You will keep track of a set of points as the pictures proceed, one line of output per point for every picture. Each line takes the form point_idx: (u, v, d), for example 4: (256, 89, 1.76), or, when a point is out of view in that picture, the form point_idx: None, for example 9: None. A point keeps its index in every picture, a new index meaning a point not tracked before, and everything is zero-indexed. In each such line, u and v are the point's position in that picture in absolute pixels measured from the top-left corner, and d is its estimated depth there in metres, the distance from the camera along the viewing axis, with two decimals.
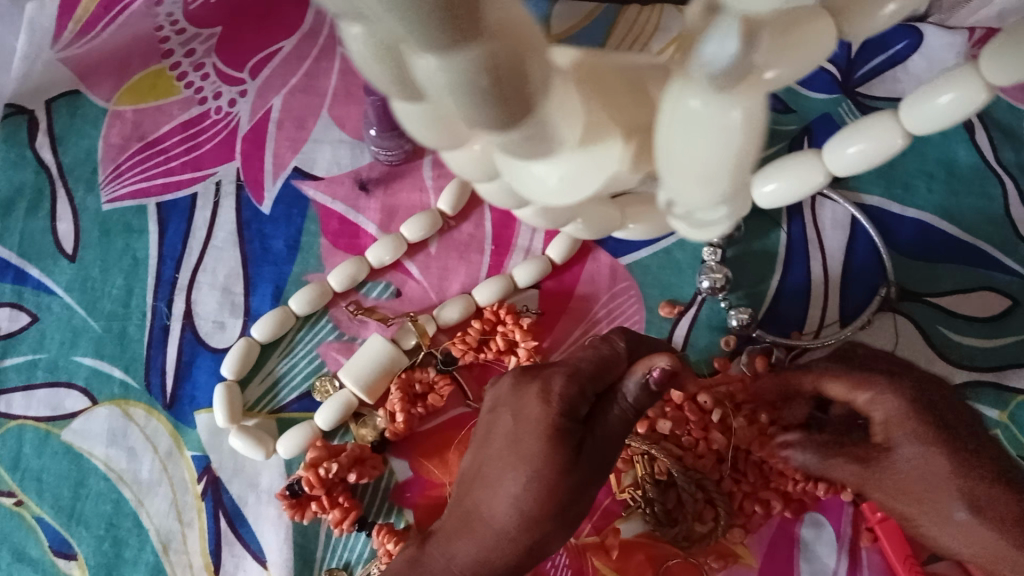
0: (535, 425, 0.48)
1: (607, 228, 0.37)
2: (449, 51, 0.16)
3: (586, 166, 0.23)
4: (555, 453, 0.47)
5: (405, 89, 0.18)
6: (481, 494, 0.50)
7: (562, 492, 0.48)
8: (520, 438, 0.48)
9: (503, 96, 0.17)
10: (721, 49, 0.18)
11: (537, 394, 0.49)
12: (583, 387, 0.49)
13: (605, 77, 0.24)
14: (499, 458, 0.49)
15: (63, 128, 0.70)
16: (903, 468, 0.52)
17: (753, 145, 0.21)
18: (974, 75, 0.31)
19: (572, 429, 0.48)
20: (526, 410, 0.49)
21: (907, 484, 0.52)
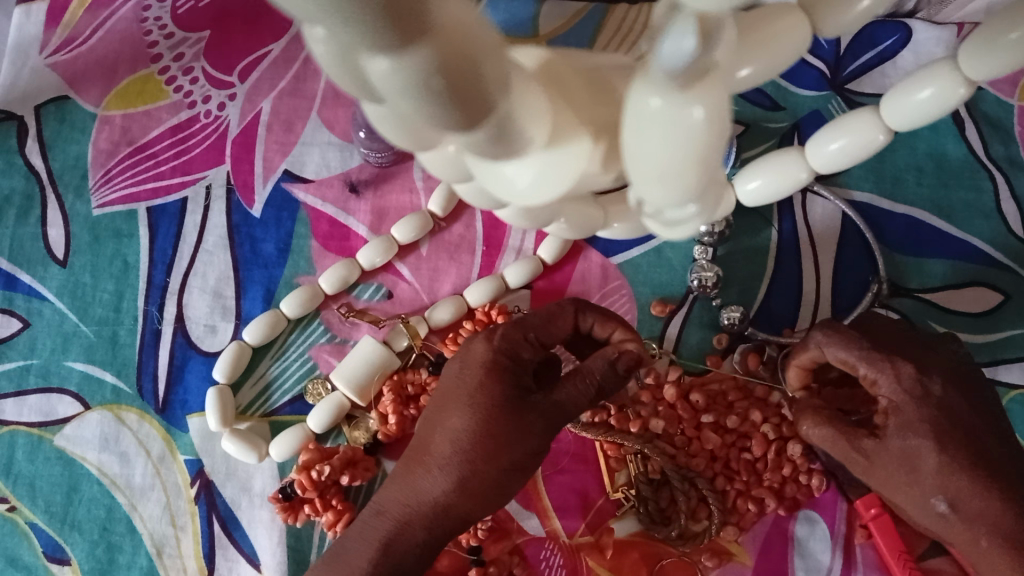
0: (477, 363, 0.49)
1: (590, 227, 0.37)
2: (400, 52, 0.16)
3: (553, 168, 0.23)
4: (464, 382, 0.49)
5: (365, 91, 0.18)
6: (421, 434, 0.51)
7: (448, 397, 0.50)
8: (451, 378, 0.50)
9: (459, 95, 0.17)
10: (678, 46, 0.18)
11: (481, 337, 0.50)
12: (525, 334, 0.50)
13: (576, 78, 0.24)
14: (444, 400, 0.50)
15: (52, 134, 0.70)
16: (932, 461, 0.46)
17: (717, 140, 0.21)
18: (952, 70, 0.31)
19: (514, 371, 0.49)
20: (472, 353, 0.50)
21: (908, 475, 0.47)
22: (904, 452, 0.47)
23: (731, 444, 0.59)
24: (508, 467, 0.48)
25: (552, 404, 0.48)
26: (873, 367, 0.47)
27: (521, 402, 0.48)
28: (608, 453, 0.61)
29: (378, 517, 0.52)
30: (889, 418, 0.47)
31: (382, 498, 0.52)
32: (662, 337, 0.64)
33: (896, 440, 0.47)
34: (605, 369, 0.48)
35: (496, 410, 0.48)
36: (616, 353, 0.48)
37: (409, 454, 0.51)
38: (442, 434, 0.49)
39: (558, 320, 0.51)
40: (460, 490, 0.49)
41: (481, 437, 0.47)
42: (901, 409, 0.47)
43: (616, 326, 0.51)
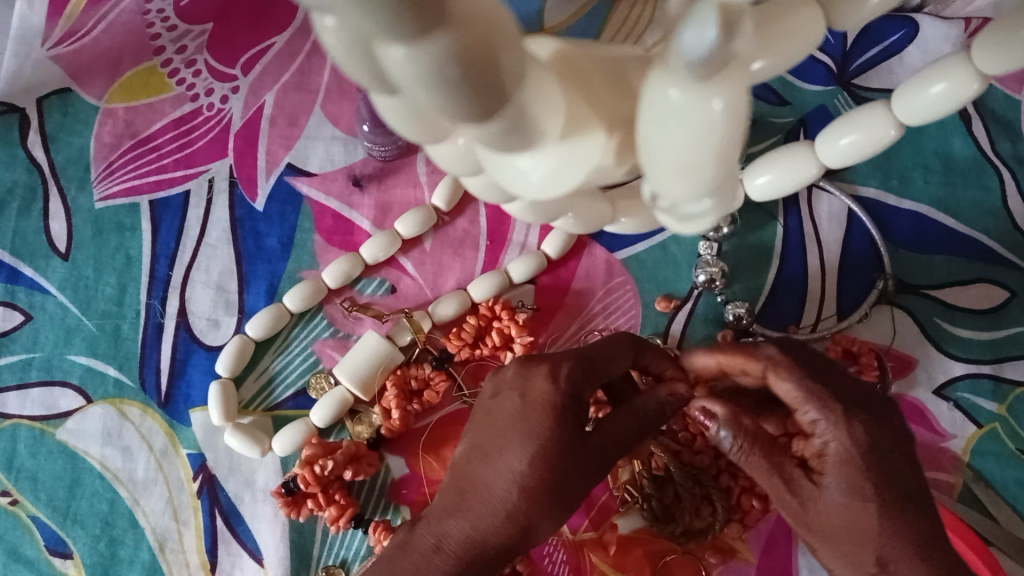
0: (541, 403, 0.47)
1: (597, 222, 0.37)
2: (418, 41, 0.16)
3: (567, 160, 0.23)
4: (529, 420, 0.47)
5: (378, 79, 0.18)
6: (474, 466, 0.49)
7: (501, 431, 0.48)
8: (500, 409, 0.49)
9: (476, 85, 0.17)
10: (699, 37, 0.17)
11: (544, 373, 0.48)
12: (589, 374, 0.48)
13: (589, 70, 0.24)
14: (502, 436, 0.48)
15: (55, 126, 0.69)
16: (874, 520, 0.44)
17: (735, 133, 0.21)
18: (966, 64, 0.31)
19: (574, 411, 0.47)
20: (533, 388, 0.48)
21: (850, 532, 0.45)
22: (845, 509, 0.44)
23: None
24: (565, 508, 0.48)
25: (607, 443, 0.48)
26: (821, 410, 0.45)
27: (584, 440, 0.47)
28: None
29: (439, 554, 0.49)
30: (828, 465, 0.45)
31: (439, 533, 0.49)
32: (666, 333, 0.63)
33: (834, 492, 0.45)
34: (655, 408, 0.49)
35: (560, 453, 0.46)
36: (670, 394, 0.49)
37: (454, 485, 0.50)
38: (496, 473, 0.48)
39: (619, 358, 0.49)
40: (521, 532, 0.47)
41: (543, 480, 0.46)
42: (847, 463, 0.44)
43: (670, 365, 0.51)
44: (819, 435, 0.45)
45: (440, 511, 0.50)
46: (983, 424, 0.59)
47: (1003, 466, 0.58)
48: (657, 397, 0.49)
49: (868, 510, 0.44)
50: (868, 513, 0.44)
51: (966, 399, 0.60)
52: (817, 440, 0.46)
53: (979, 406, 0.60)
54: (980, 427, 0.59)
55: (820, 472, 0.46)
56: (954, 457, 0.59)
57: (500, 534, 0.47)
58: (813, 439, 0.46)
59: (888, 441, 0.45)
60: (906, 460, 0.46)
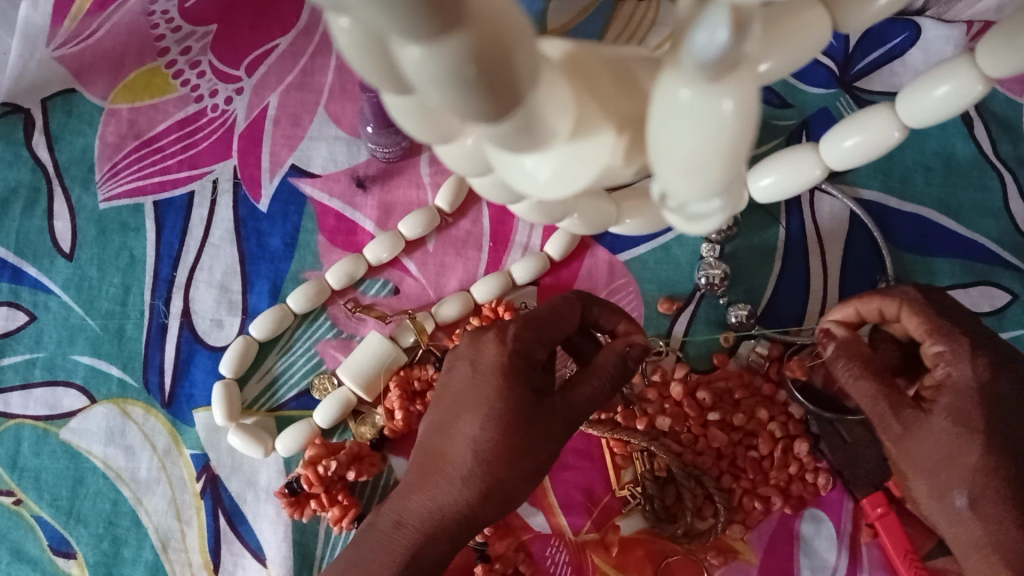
0: (491, 366, 0.47)
1: (602, 222, 0.37)
2: (434, 41, 0.16)
3: (575, 160, 0.23)
4: (485, 387, 0.47)
5: (392, 75, 0.18)
6: (436, 439, 0.49)
7: (461, 403, 0.48)
8: (477, 382, 0.48)
9: (491, 85, 0.17)
10: (711, 37, 0.18)
11: (493, 337, 0.48)
12: (538, 333, 0.48)
13: (599, 71, 0.24)
14: (459, 405, 0.48)
15: (59, 127, 0.69)
16: (974, 455, 0.43)
17: (745, 133, 0.21)
18: (970, 66, 0.31)
19: (525, 371, 0.47)
20: (484, 354, 0.48)
21: (943, 461, 0.44)
22: (944, 438, 0.44)
23: (737, 442, 0.60)
24: (526, 471, 0.47)
25: (567, 403, 0.47)
26: (948, 342, 0.45)
27: (539, 402, 0.47)
28: (614, 451, 0.61)
29: (399, 529, 0.50)
30: (943, 395, 0.44)
31: (400, 509, 0.50)
32: (668, 334, 0.64)
33: (942, 422, 0.44)
34: (617, 362, 0.47)
35: (514, 416, 0.46)
36: (627, 346, 0.47)
37: (422, 458, 0.49)
38: (456, 442, 0.48)
39: (566, 316, 0.49)
40: (483, 497, 0.47)
41: (498, 442, 0.46)
42: (961, 395, 0.44)
43: (624, 319, 0.51)
44: (938, 368, 0.45)
45: (408, 486, 0.50)
46: None
47: None
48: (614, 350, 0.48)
49: (970, 446, 0.43)
50: (968, 446, 0.43)
51: None
52: (938, 371, 0.45)
53: None
54: None
55: (932, 400, 0.45)
56: None
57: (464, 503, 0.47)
58: (933, 371, 0.45)
59: (1006, 388, 0.44)
60: None
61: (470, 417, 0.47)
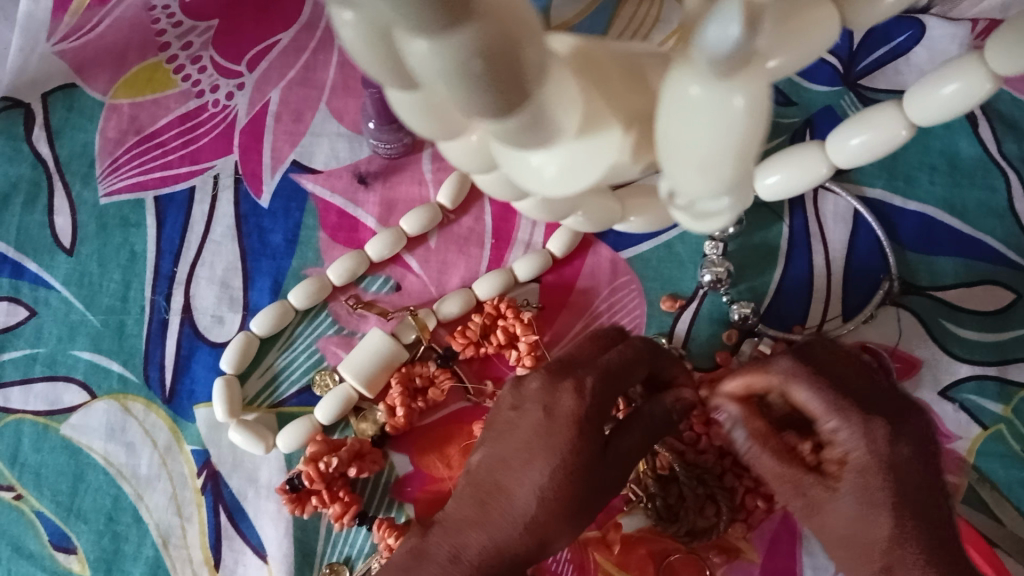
0: (565, 419, 0.47)
1: (606, 220, 0.36)
2: (442, 35, 0.16)
3: (582, 158, 0.23)
4: (565, 438, 0.47)
5: (398, 66, 0.18)
6: (499, 480, 0.49)
7: (517, 442, 0.49)
8: (548, 431, 0.47)
9: (499, 80, 0.17)
10: (724, 32, 0.18)
11: (569, 388, 0.48)
12: (612, 387, 0.48)
13: (608, 66, 0.24)
14: (519, 448, 0.48)
15: (60, 121, 0.69)
16: (881, 528, 0.45)
17: (756, 133, 0.21)
18: (979, 64, 0.30)
19: (599, 426, 0.47)
20: (558, 406, 0.48)
21: (853, 534, 0.46)
22: (855, 514, 0.45)
23: None
24: (583, 520, 0.48)
25: (624, 453, 0.48)
26: (842, 420, 0.45)
27: (606, 453, 0.48)
28: None
29: (456, 564, 0.49)
30: (845, 471, 0.46)
31: (456, 544, 0.49)
32: (671, 332, 0.63)
33: (848, 500, 0.46)
34: (666, 411, 0.50)
35: (581, 470, 0.46)
36: (676, 399, 0.51)
37: (471, 496, 0.50)
38: (518, 486, 0.48)
39: (636, 367, 0.50)
40: (539, 544, 0.48)
41: (565, 496, 0.47)
42: (861, 474, 0.45)
43: (681, 367, 0.53)
44: (840, 441, 0.46)
45: (456, 522, 0.50)
46: (988, 425, 0.59)
47: (1009, 465, 0.58)
48: (662, 402, 0.51)
49: (879, 520, 0.45)
50: (875, 523, 0.45)
51: (971, 400, 0.60)
52: (837, 447, 0.46)
53: (983, 407, 0.59)
54: (985, 428, 0.59)
55: (837, 477, 0.46)
56: (959, 458, 0.59)
57: (517, 547, 0.48)
58: (834, 446, 0.46)
59: (909, 454, 0.46)
60: (926, 473, 0.46)
61: (535, 463, 0.47)
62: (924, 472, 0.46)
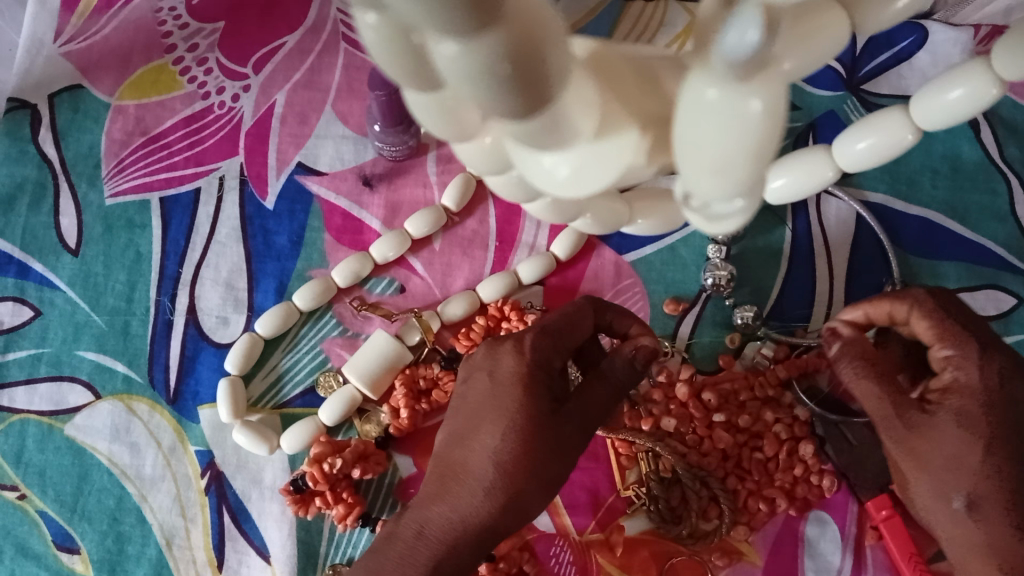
0: (509, 377, 0.48)
1: (614, 223, 0.37)
2: (471, 38, 0.16)
3: (598, 160, 0.23)
4: (523, 399, 0.47)
5: (422, 64, 0.19)
6: (459, 451, 0.49)
7: (476, 412, 0.49)
8: (496, 391, 0.48)
9: (525, 83, 0.18)
10: (742, 37, 0.18)
11: (510, 347, 0.49)
12: (555, 343, 0.49)
13: (622, 71, 0.24)
14: (474, 414, 0.49)
15: (66, 123, 0.69)
16: (977, 460, 0.44)
17: (772, 135, 0.21)
18: (985, 70, 0.31)
19: (545, 383, 0.48)
20: (500, 366, 0.48)
21: (949, 462, 0.44)
22: (953, 441, 0.44)
23: (742, 443, 0.59)
24: (545, 480, 0.47)
25: (580, 409, 0.48)
26: (957, 344, 0.45)
27: (557, 411, 0.47)
28: (620, 451, 0.61)
29: (421, 540, 0.49)
30: (949, 397, 0.45)
31: (421, 518, 0.49)
32: (674, 335, 0.64)
33: (949, 425, 0.44)
34: (627, 364, 0.48)
35: (532, 427, 0.47)
36: (634, 349, 0.48)
37: (437, 470, 0.50)
38: (473, 453, 0.48)
39: (579, 323, 0.50)
40: (504, 508, 0.47)
41: (517, 454, 0.46)
42: (967, 397, 0.44)
43: (636, 321, 0.51)
44: (946, 370, 0.45)
45: (423, 498, 0.50)
46: None
47: None
48: (622, 355, 0.48)
49: (976, 450, 0.44)
50: (972, 452, 0.44)
51: None
52: (946, 374, 0.45)
53: None
54: None
55: (937, 405, 0.45)
56: None
57: (483, 514, 0.47)
58: (942, 373, 0.46)
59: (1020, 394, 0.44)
60: None
61: (489, 424, 0.48)
62: None
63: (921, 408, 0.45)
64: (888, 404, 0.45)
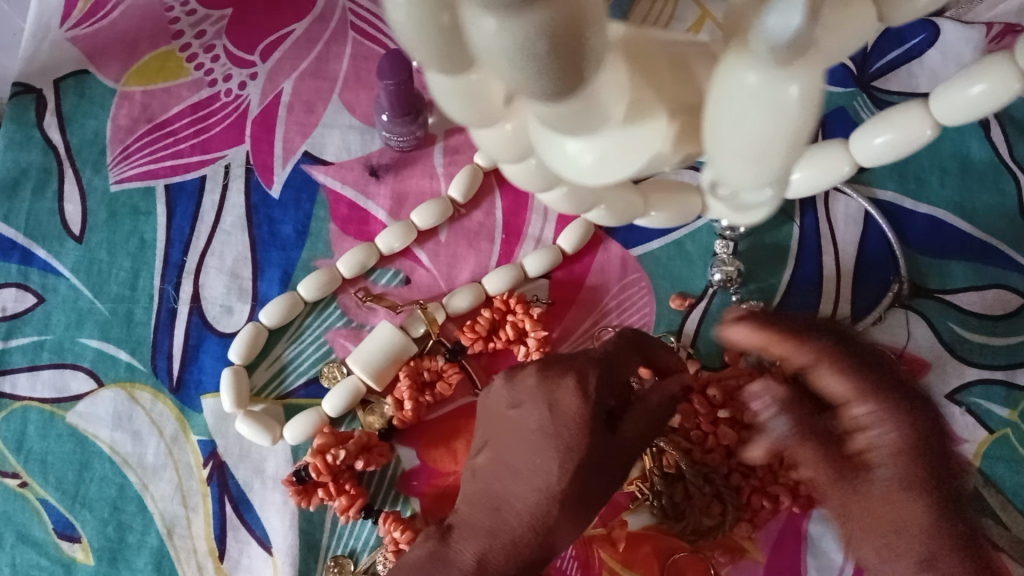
0: (569, 412, 0.47)
1: (628, 214, 0.36)
2: (514, 13, 0.16)
3: (626, 147, 0.23)
4: (584, 434, 0.47)
5: (456, 43, 0.19)
6: (504, 477, 0.48)
7: (517, 438, 0.48)
8: (556, 425, 0.47)
9: (564, 63, 0.17)
10: (784, 21, 0.18)
11: (571, 384, 0.48)
12: (609, 378, 0.49)
13: (651, 57, 0.24)
14: (521, 441, 0.48)
15: (71, 108, 0.69)
16: (920, 516, 0.41)
17: (806, 123, 0.21)
18: (1005, 65, 0.30)
19: (600, 417, 0.48)
20: (561, 401, 0.47)
21: (889, 524, 0.42)
22: (886, 500, 0.42)
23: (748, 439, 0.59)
24: (591, 514, 0.49)
25: (631, 443, 0.49)
26: (876, 400, 0.42)
27: (611, 449, 0.48)
28: None
29: (481, 573, 0.47)
30: (873, 456, 0.42)
31: (472, 550, 0.48)
32: (680, 331, 0.63)
33: (881, 480, 0.42)
34: (671, 402, 0.51)
35: (590, 463, 0.47)
36: (682, 387, 0.51)
37: (487, 500, 0.49)
38: (523, 483, 0.47)
39: (627, 358, 0.51)
40: (554, 538, 0.48)
41: (570, 485, 0.47)
42: (892, 459, 0.42)
43: (670, 357, 0.54)
44: (872, 429, 0.42)
45: (469, 525, 0.49)
46: (994, 429, 0.59)
47: (1014, 470, 0.58)
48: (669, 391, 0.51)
49: (914, 510, 0.41)
50: (910, 505, 0.41)
51: (978, 403, 0.60)
52: (866, 432, 0.43)
53: (990, 411, 0.59)
54: (992, 432, 0.59)
55: (870, 464, 0.43)
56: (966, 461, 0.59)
57: (535, 550, 0.47)
58: (865, 432, 0.42)
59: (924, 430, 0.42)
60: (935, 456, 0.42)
61: (545, 459, 0.47)
62: (896, 452, 0.42)
63: (857, 470, 0.43)
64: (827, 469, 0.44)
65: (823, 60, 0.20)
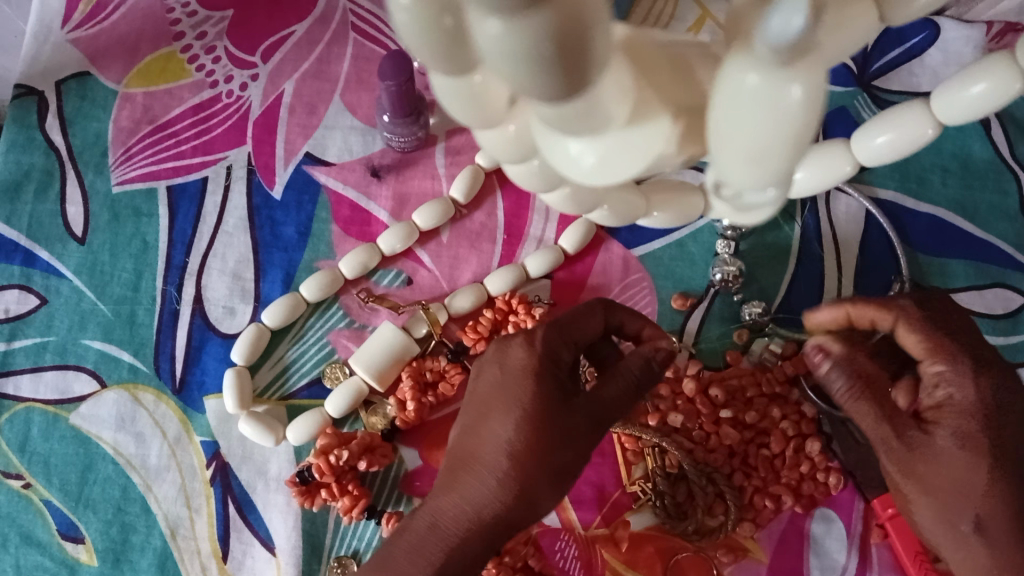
0: (518, 366, 0.48)
1: (631, 215, 0.36)
2: (516, 16, 0.16)
3: (629, 147, 0.23)
4: (537, 388, 0.47)
5: (458, 41, 0.19)
6: (472, 440, 0.49)
7: (490, 404, 0.49)
8: (506, 381, 0.48)
9: (569, 64, 0.17)
10: (786, 23, 0.18)
11: (521, 341, 0.49)
12: (567, 337, 0.49)
13: (655, 58, 0.24)
14: (489, 402, 0.49)
15: (73, 110, 0.69)
16: (981, 481, 0.44)
17: (811, 125, 0.21)
18: (1008, 65, 0.31)
19: (556, 372, 0.48)
20: (510, 358, 0.49)
21: (950, 482, 0.44)
22: (956, 466, 0.44)
23: (749, 440, 0.59)
24: (554, 474, 0.47)
25: (594, 401, 0.47)
26: (949, 361, 0.45)
27: (568, 405, 0.47)
28: (626, 447, 0.60)
29: (433, 531, 0.49)
30: (944, 415, 0.45)
31: (432, 510, 0.49)
32: (682, 331, 0.63)
33: (947, 441, 0.44)
34: (642, 364, 0.48)
35: (542, 417, 0.46)
36: (653, 348, 0.48)
37: (452, 466, 0.49)
38: (486, 444, 0.48)
39: (591, 320, 0.50)
40: (516, 500, 0.47)
41: (526, 443, 0.46)
42: (963, 417, 0.44)
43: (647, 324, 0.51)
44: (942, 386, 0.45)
45: (437, 490, 0.50)
46: None
47: None
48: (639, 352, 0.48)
49: (979, 471, 0.44)
50: (974, 470, 0.44)
51: None
52: (939, 392, 0.46)
53: None
54: None
55: (934, 423, 0.45)
56: None
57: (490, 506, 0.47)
58: (936, 391, 0.46)
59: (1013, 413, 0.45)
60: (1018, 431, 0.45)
61: (501, 415, 0.47)
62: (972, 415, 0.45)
63: (920, 429, 0.45)
64: (888, 427, 0.45)
65: (822, 60, 0.20)
